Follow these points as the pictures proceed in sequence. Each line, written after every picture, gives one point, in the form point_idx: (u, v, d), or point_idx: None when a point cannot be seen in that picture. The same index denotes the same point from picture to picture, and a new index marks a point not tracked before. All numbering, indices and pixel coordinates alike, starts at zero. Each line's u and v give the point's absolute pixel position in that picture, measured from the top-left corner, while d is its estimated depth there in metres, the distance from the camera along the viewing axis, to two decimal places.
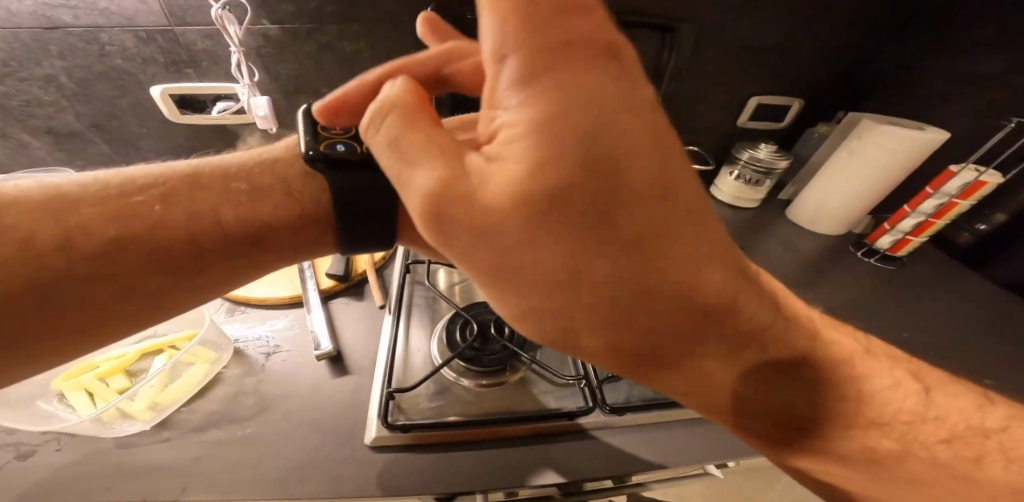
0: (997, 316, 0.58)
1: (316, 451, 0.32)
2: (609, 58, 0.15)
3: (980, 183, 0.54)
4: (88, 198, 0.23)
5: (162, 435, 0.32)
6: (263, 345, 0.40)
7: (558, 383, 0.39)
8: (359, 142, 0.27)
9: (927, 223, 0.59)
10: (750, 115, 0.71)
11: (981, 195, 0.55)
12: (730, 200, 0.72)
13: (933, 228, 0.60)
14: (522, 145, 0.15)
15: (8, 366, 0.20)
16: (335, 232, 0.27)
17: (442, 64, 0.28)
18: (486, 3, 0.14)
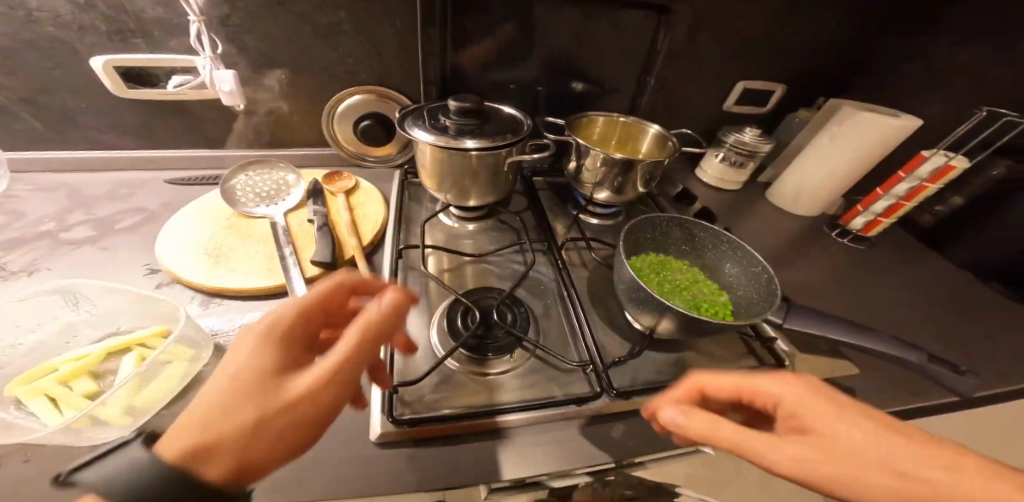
0: (961, 290, 0.62)
1: (320, 449, 0.30)
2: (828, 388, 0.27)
3: (949, 168, 0.56)
4: None
5: None
6: None
7: (564, 369, 0.38)
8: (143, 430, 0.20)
9: (898, 205, 0.62)
10: (736, 100, 0.72)
11: (950, 179, 0.58)
12: (715, 182, 0.74)
13: (903, 211, 0.63)
14: (799, 429, 0.26)
15: None
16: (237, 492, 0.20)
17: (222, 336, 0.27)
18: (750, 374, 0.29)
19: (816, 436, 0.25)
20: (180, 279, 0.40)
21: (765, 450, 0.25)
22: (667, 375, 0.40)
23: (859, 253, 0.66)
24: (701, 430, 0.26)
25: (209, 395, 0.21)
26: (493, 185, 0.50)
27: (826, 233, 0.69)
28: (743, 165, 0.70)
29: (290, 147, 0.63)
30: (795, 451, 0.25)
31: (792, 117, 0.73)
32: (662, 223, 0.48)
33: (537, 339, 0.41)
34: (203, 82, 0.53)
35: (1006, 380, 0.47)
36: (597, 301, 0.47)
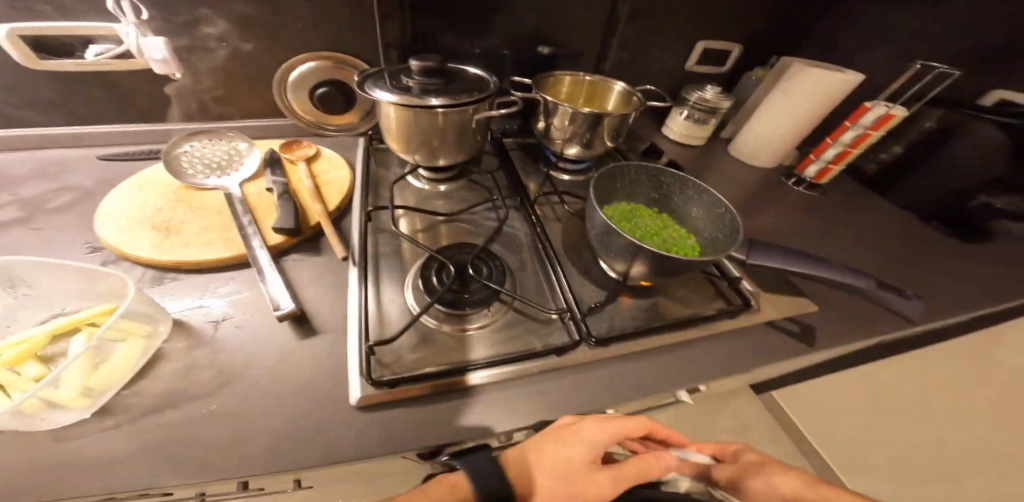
0: (904, 230, 0.68)
1: (301, 417, 0.29)
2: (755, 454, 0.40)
3: (890, 116, 0.60)
4: None
5: (106, 423, 0.27)
6: (208, 313, 0.35)
7: (543, 320, 0.39)
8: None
9: (846, 152, 0.66)
10: (697, 59, 0.73)
11: (891, 127, 0.62)
12: (679, 138, 0.76)
13: (851, 157, 0.67)
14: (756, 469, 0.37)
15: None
16: None
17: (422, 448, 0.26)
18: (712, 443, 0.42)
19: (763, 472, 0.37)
20: (127, 255, 0.37)
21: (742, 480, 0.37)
22: (641, 319, 0.42)
23: (813, 201, 0.70)
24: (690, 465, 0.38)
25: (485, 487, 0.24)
26: (461, 145, 0.49)
27: (783, 184, 0.73)
28: (704, 121, 0.72)
29: (238, 118, 0.59)
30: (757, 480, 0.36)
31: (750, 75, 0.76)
32: (630, 174, 0.50)
33: (514, 291, 0.42)
34: (129, 50, 0.48)
35: (940, 304, 0.53)
36: (571, 254, 0.48)
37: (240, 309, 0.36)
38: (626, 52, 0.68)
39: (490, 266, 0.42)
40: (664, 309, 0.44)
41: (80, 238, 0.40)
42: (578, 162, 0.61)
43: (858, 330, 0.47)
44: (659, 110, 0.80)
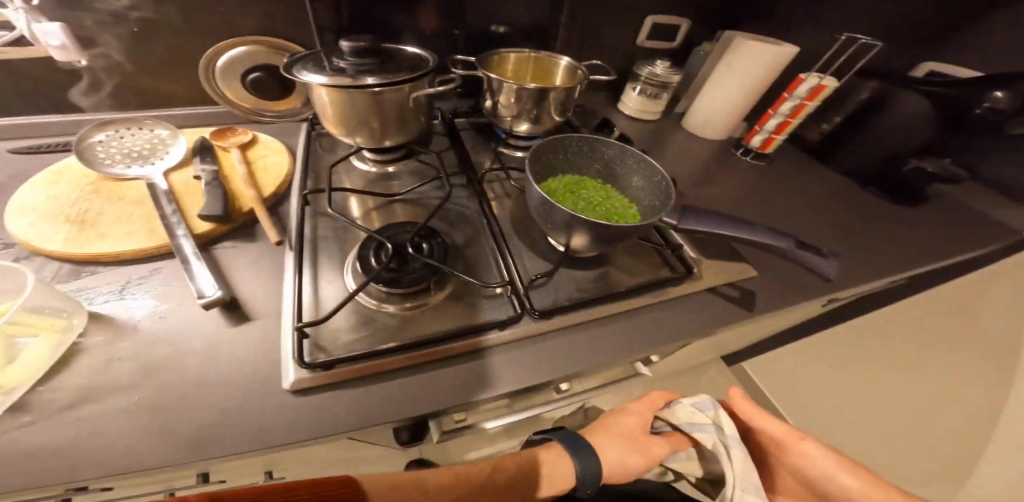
0: (844, 194, 0.71)
1: (233, 403, 0.29)
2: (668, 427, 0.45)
3: (824, 86, 0.64)
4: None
5: (21, 420, 0.26)
6: (129, 305, 0.35)
7: (487, 296, 0.40)
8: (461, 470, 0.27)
9: (786, 122, 0.69)
10: (647, 35, 0.74)
11: (827, 98, 0.65)
12: (634, 113, 0.78)
13: (791, 127, 0.70)
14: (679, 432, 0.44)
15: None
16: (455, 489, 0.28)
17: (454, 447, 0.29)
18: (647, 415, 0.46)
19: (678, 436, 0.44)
20: (40, 250, 0.36)
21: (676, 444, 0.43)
22: (586, 290, 0.43)
23: (759, 170, 0.73)
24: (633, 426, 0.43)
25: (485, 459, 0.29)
26: (402, 123, 0.49)
27: (732, 154, 0.76)
28: (657, 95, 0.75)
29: (169, 106, 0.57)
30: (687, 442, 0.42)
31: (699, 50, 0.78)
32: (573, 145, 0.50)
33: (457, 268, 0.42)
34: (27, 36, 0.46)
35: (870, 262, 0.57)
36: (519, 230, 0.48)
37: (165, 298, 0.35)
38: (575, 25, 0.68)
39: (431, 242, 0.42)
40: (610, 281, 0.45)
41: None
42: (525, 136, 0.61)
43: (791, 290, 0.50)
44: (611, 88, 0.81)
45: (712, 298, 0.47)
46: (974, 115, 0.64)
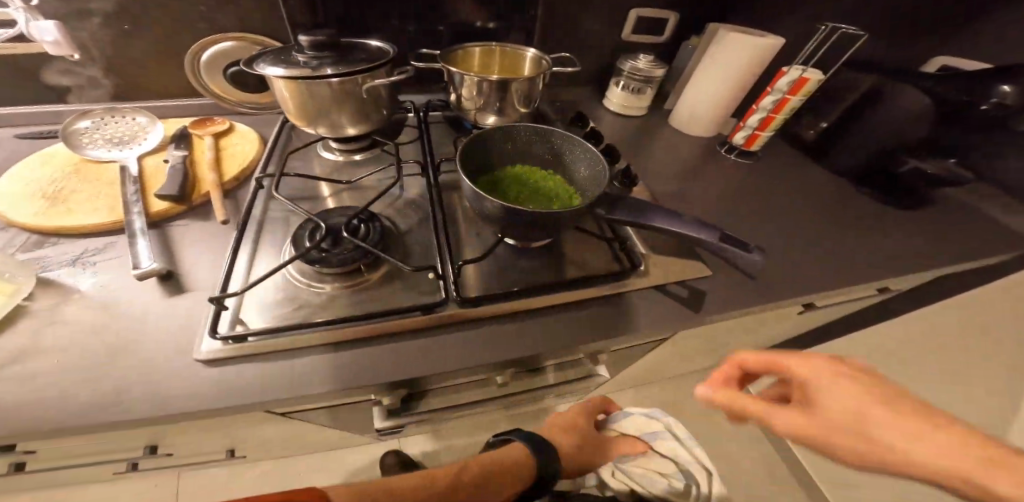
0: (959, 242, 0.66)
1: (383, 370, 0.40)
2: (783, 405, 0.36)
3: (804, 79, 0.65)
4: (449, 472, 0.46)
5: (250, 357, 0.39)
6: (301, 274, 0.46)
7: (568, 312, 0.48)
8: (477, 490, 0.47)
9: (785, 100, 0.68)
10: (763, 52, 0.70)
11: (809, 91, 0.67)
12: (740, 143, 0.77)
13: (790, 107, 0.69)
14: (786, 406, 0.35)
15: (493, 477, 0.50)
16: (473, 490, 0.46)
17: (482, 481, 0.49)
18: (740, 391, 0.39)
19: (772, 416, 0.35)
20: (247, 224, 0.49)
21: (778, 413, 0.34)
22: (657, 316, 0.49)
23: (835, 185, 0.75)
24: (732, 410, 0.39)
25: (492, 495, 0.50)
26: (521, 152, 0.56)
27: (830, 190, 0.73)
28: (638, 89, 0.83)
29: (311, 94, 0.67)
30: (785, 415, 0.34)
31: (686, 43, 0.85)
32: (586, 155, 0.51)
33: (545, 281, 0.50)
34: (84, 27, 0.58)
35: None
36: (582, 231, 0.57)
37: (326, 272, 0.46)
38: (548, 27, 0.80)
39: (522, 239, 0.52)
40: (652, 274, 0.52)
41: (222, 205, 0.53)
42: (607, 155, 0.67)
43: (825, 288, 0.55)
44: (706, 107, 0.80)
45: (739, 280, 0.54)
46: (979, 110, 0.64)
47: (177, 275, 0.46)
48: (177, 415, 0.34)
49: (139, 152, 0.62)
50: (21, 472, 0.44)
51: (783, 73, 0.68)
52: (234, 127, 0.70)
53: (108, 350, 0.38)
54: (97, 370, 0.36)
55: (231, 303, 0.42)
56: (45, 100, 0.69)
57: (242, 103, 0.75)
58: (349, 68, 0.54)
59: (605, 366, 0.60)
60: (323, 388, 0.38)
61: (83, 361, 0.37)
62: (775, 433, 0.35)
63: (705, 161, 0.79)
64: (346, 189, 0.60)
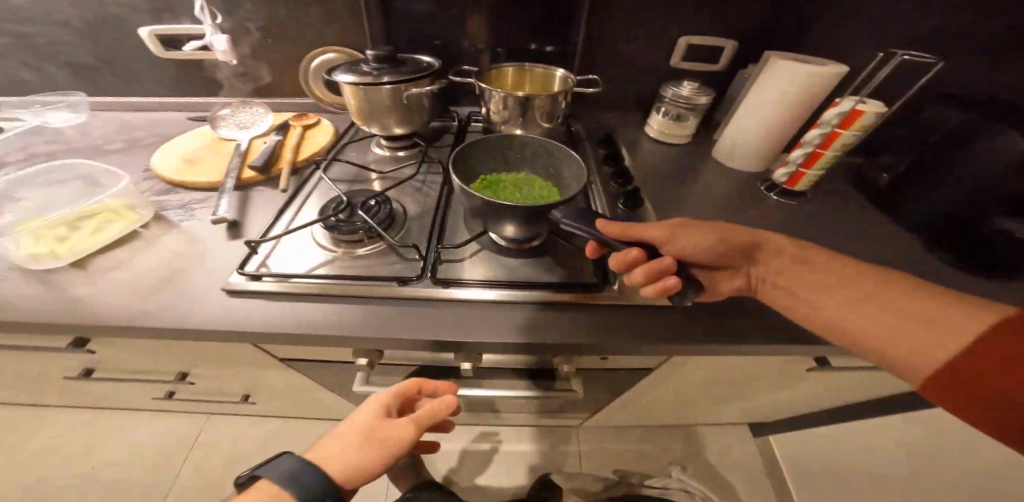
0: None
1: (350, 323, 0.48)
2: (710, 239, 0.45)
3: (857, 112, 0.60)
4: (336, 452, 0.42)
5: (263, 293, 0.50)
6: (320, 239, 0.58)
7: (528, 310, 0.51)
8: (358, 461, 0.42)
9: (834, 134, 0.63)
10: (822, 82, 0.65)
11: (864, 125, 0.61)
12: (784, 179, 0.72)
13: (840, 142, 0.64)
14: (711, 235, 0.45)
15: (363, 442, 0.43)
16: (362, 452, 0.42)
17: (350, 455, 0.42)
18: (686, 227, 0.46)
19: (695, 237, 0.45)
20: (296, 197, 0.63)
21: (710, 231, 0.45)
22: (615, 331, 0.50)
23: (898, 236, 0.66)
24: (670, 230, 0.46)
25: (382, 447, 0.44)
26: (524, 162, 0.64)
27: (890, 238, 0.64)
28: (680, 116, 0.82)
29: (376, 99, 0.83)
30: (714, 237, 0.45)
31: (742, 72, 0.82)
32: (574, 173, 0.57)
33: (513, 279, 0.54)
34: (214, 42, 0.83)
35: None
36: (566, 241, 0.60)
37: (337, 240, 0.57)
38: (595, 51, 0.85)
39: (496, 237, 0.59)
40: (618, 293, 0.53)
41: (285, 179, 0.68)
42: (621, 178, 0.70)
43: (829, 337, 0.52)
44: (748, 138, 0.76)
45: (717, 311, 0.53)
46: None
47: (241, 226, 0.61)
48: (200, 325, 0.47)
49: (251, 134, 0.82)
50: (86, 377, 0.70)
51: (836, 104, 0.63)
52: (320, 122, 0.87)
53: (181, 272, 0.53)
54: (174, 284, 0.52)
55: (265, 251, 0.55)
56: (207, 94, 0.95)
57: (333, 104, 0.94)
58: (402, 77, 0.67)
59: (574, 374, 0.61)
60: (299, 328, 0.47)
61: (169, 276, 0.52)
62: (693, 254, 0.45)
63: (739, 192, 0.75)
64: (379, 179, 0.72)
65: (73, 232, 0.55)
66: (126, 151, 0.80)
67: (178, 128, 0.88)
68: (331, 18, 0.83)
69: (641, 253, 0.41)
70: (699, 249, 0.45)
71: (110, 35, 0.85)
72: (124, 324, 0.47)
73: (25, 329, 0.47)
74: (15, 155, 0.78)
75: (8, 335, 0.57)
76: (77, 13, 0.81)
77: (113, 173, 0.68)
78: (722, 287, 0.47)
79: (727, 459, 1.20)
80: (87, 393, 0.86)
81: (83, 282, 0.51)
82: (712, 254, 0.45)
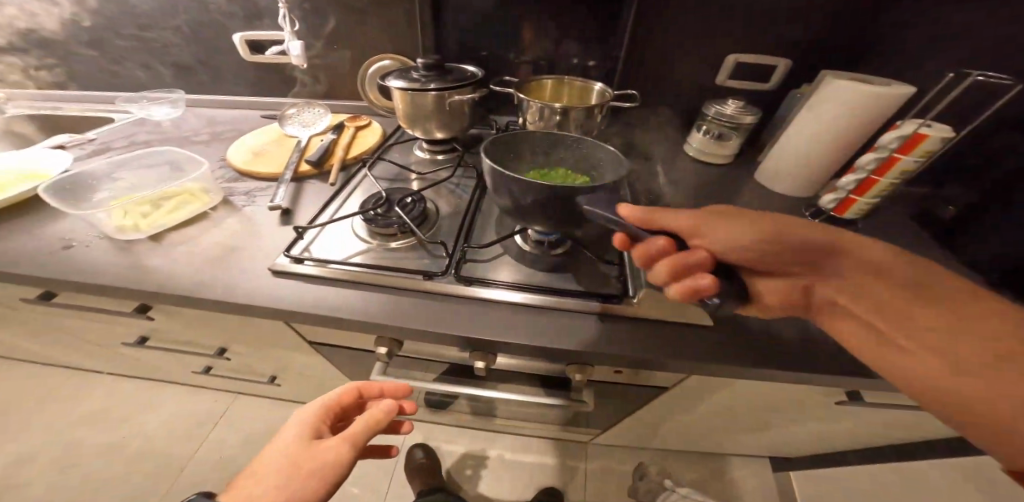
0: None
1: (376, 308, 0.52)
2: (744, 220, 0.43)
3: (920, 136, 0.55)
4: (275, 467, 0.43)
5: (303, 275, 0.55)
6: (359, 229, 0.63)
7: (544, 311, 0.53)
8: (291, 478, 0.42)
9: (892, 159, 0.59)
10: (883, 106, 0.62)
11: (928, 151, 0.56)
12: (831, 206, 0.68)
13: (899, 168, 0.59)
14: (750, 227, 0.42)
15: (294, 460, 0.44)
16: (297, 469, 0.43)
17: (277, 473, 0.42)
18: (720, 220, 0.43)
19: (714, 229, 0.43)
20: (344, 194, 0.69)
21: (744, 229, 0.42)
22: (629, 344, 0.50)
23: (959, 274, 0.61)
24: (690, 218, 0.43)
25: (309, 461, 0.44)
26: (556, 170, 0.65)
27: None
28: (722, 135, 0.80)
29: None
30: (752, 231, 0.42)
31: (795, 91, 0.79)
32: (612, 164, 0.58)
33: (533, 282, 0.56)
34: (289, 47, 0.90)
35: None
36: (589, 249, 0.61)
37: (373, 232, 0.61)
38: (638, 67, 0.86)
39: (546, 242, 0.62)
40: (639, 307, 0.53)
41: (335, 174, 0.74)
42: (652, 194, 0.70)
43: (863, 370, 0.50)
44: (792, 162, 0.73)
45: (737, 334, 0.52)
46: None
47: (292, 213, 0.68)
48: (247, 299, 0.53)
49: (311, 132, 0.90)
50: (144, 343, 0.79)
51: (896, 127, 0.59)
52: (371, 123, 0.93)
53: (238, 250, 0.60)
54: (232, 260, 0.58)
55: (310, 236, 0.61)
56: (278, 94, 1.05)
57: (385, 107, 1.01)
58: (447, 85, 0.71)
59: (586, 382, 0.62)
60: (329, 311, 0.51)
61: (227, 254, 0.59)
62: (728, 247, 0.43)
63: (779, 215, 0.72)
64: (418, 179, 0.76)
65: (155, 210, 0.64)
66: (207, 142, 0.91)
67: (252, 124, 0.99)
68: (391, 29, 0.90)
69: (669, 243, 0.41)
70: (735, 246, 0.42)
71: (205, 39, 0.97)
72: (188, 293, 0.53)
73: (110, 290, 0.55)
74: (121, 142, 0.92)
75: (88, 297, 0.65)
76: (185, 20, 0.94)
77: (192, 159, 0.77)
78: (772, 297, 0.45)
79: (740, 491, 1.17)
80: (142, 361, 0.97)
81: (158, 254, 0.59)
82: (751, 253, 0.43)
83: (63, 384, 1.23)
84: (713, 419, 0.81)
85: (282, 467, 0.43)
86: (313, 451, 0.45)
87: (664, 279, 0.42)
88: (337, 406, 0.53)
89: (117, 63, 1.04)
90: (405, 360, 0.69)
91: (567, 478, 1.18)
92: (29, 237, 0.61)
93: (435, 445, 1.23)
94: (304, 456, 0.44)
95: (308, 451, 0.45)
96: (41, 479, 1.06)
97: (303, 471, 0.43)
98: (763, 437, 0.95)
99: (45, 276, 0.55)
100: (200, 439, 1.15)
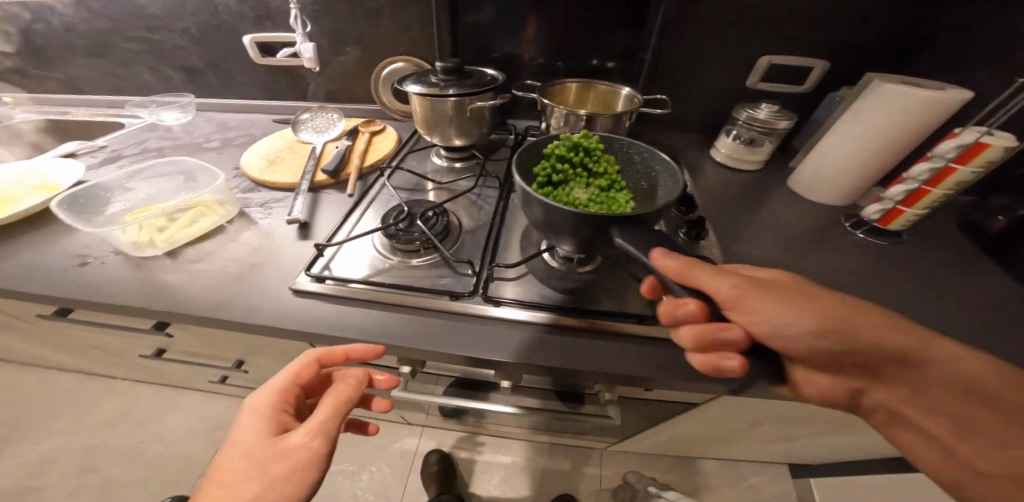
0: None
1: (398, 329, 0.50)
2: (761, 287, 0.38)
3: (981, 146, 0.52)
4: (238, 473, 0.38)
5: (320, 294, 0.53)
6: (379, 243, 0.61)
7: (575, 331, 0.51)
8: (260, 483, 0.37)
9: (948, 169, 0.56)
10: (941, 111, 0.58)
11: (988, 161, 0.53)
12: (874, 217, 0.65)
13: (955, 179, 0.56)
14: (780, 298, 0.38)
15: (259, 460, 0.39)
16: (268, 472, 0.38)
17: (239, 480, 0.38)
18: (733, 281, 0.38)
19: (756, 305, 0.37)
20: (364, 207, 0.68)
21: (772, 309, 0.37)
22: (663, 368, 0.47)
23: (1011, 293, 0.57)
24: (716, 285, 0.37)
25: (278, 458, 0.39)
26: None
27: (997, 289, 0.57)
28: (753, 141, 0.77)
29: None
30: (777, 313, 0.37)
31: (832, 94, 0.75)
32: (653, 162, 0.57)
33: (563, 301, 0.54)
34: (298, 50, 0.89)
35: None
36: (617, 267, 0.59)
37: (393, 248, 0.59)
38: (665, 67, 0.83)
39: (576, 259, 0.59)
40: None
41: (352, 184, 0.73)
42: (683, 205, 0.67)
43: None
44: (829, 170, 0.69)
45: None
46: None
47: (310, 226, 0.66)
48: (266, 319, 0.51)
49: (326, 138, 0.88)
50: (160, 355, 0.78)
51: (953, 135, 0.55)
52: (385, 128, 0.91)
53: (254, 267, 0.58)
54: (248, 277, 0.57)
55: (330, 253, 0.59)
56: (289, 97, 1.03)
57: (399, 112, 0.99)
58: (467, 90, 0.68)
59: (615, 398, 0.60)
60: (351, 333, 0.49)
61: (240, 272, 0.57)
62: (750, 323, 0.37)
63: (816, 223, 0.69)
64: (436, 189, 0.74)
65: (170, 224, 0.62)
66: (220, 149, 0.89)
67: (264, 129, 0.97)
68: (406, 30, 0.86)
69: (701, 309, 0.36)
70: (776, 327, 0.37)
71: (213, 42, 0.95)
72: (204, 313, 0.52)
73: (123, 309, 0.53)
74: (133, 149, 0.90)
75: (103, 314, 0.64)
76: (195, 22, 0.92)
77: (206, 169, 0.75)
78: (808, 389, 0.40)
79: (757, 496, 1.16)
80: (157, 370, 0.97)
81: (174, 271, 0.57)
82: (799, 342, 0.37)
83: (79, 389, 1.24)
84: (736, 428, 0.80)
85: (247, 472, 0.38)
86: (279, 447, 0.40)
87: (689, 347, 0.37)
88: (297, 386, 0.48)
89: (126, 67, 1.02)
90: (426, 376, 0.67)
91: (581, 484, 1.17)
92: (44, 252, 0.60)
93: (448, 450, 1.22)
94: (271, 458, 0.39)
95: (274, 448, 0.40)
96: (61, 484, 1.07)
97: (274, 475, 0.38)
98: (784, 448, 0.93)
99: (58, 294, 0.54)
100: (215, 444, 1.15)
